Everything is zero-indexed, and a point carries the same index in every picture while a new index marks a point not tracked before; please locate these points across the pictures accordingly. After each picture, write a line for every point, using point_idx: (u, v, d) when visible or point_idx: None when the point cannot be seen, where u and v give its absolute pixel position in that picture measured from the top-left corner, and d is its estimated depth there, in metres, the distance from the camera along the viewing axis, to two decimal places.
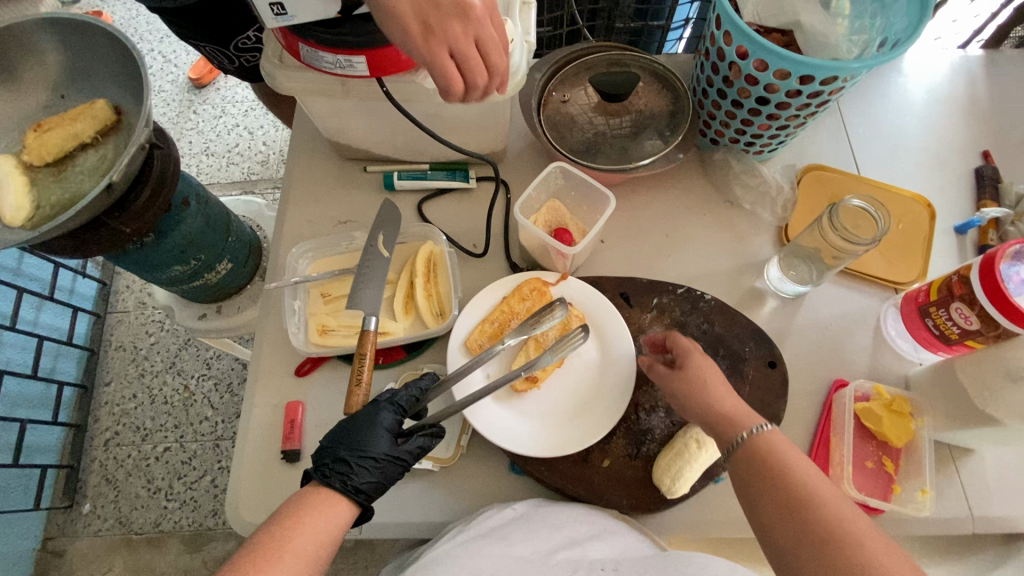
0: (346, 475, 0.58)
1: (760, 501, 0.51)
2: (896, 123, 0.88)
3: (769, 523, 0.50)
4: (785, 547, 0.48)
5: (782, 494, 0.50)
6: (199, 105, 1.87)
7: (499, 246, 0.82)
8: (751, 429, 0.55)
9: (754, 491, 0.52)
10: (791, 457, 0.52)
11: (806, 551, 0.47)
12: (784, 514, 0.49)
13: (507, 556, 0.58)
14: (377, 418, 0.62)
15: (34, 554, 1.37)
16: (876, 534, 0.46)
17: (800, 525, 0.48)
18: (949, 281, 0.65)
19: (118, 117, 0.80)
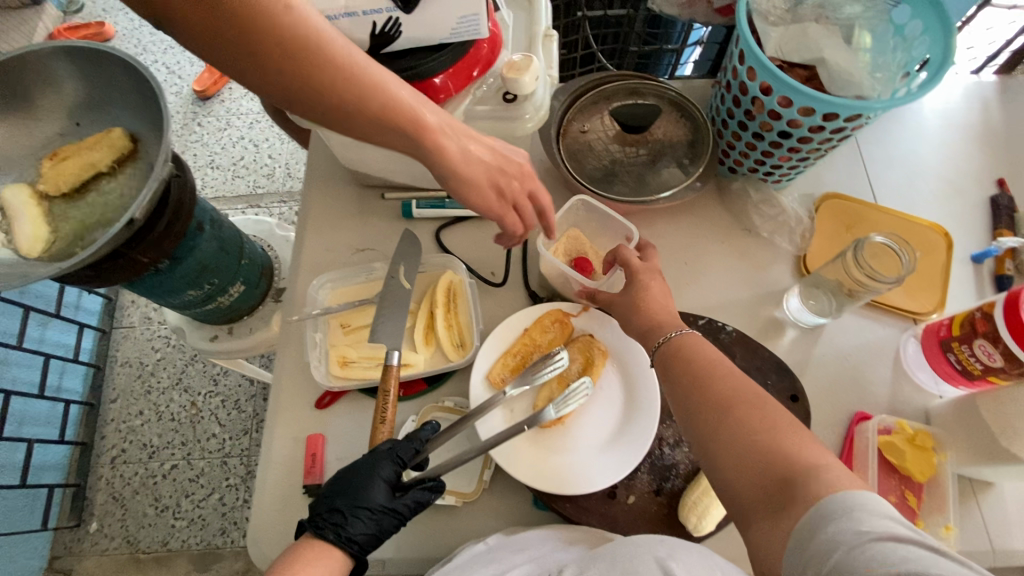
0: (340, 527, 0.58)
1: (675, 386, 0.58)
2: (911, 151, 0.89)
3: (680, 400, 0.58)
4: (693, 419, 0.55)
5: (692, 375, 0.57)
6: (204, 117, 1.86)
7: (517, 275, 0.82)
8: (670, 333, 0.62)
9: (671, 376, 0.59)
10: (704, 353, 0.59)
11: (708, 418, 0.54)
12: (694, 393, 0.56)
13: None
14: (376, 469, 0.61)
15: (40, 574, 1.35)
16: (758, 399, 0.53)
17: (706, 400, 0.55)
18: (971, 316, 0.65)
19: (134, 146, 0.80)
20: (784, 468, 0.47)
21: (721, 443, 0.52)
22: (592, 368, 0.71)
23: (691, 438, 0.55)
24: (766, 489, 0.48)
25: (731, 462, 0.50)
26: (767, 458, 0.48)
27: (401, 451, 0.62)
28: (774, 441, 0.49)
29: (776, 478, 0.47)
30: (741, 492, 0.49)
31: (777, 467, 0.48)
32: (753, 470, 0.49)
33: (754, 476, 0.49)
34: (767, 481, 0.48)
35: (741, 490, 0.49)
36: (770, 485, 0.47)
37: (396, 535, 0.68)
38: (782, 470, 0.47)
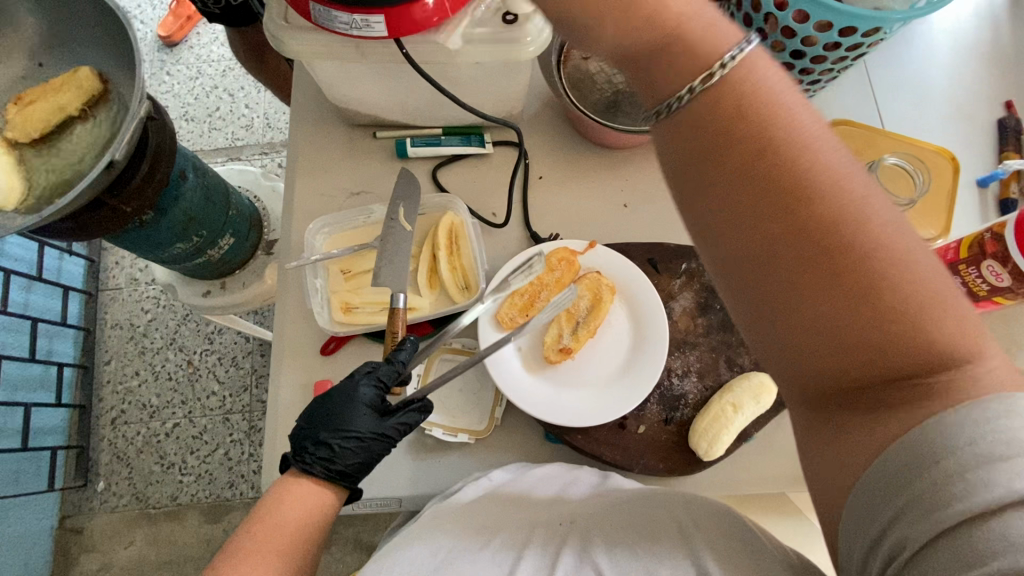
0: (326, 457, 0.58)
1: (709, 173, 0.37)
2: (919, 74, 0.86)
3: (731, 210, 0.36)
4: (739, 259, 0.36)
5: (751, 150, 0.34)
6: (172, 65, 1.74)
7: (519, 214, 0.80)
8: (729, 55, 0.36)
9: (700, 153, 0.37)
10: (771, 87, 0.36)
11: (790, 238, 0.33)
12: (754, 176, 0.34)
13: (469, 523, 0.57)
14: (357, 396, 0.60)
15: (52, 533, 1.37)
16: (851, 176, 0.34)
17: (786, 211, 0.33)
18: (979, 238, 0.65)
19: (104, 86, 0.74)
20: (900, 328, 0.32)
21: (799, 293, 0.34)
22: (600, 306, 0.71)
23: (738, 259, 0.36)
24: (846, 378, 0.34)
25: (797, 310, 0.34)
26: (871, 304, 0.32)
27: (382, 376, 0.61)
28: (903, 265, 0.32)
29: (867, 358, 0.33)
30: (818, 368, 0.35)
31: (871, 336, 0.32)
32: (832, 331, 0.33)
33: (831, 353, 0.34)
34: (860, 366, 0.33)
35: (788, 343, 0.35)
36: (869, 366, 0.33)
37: (410, 474, 0.69)
38: (879, 344, 0.33)
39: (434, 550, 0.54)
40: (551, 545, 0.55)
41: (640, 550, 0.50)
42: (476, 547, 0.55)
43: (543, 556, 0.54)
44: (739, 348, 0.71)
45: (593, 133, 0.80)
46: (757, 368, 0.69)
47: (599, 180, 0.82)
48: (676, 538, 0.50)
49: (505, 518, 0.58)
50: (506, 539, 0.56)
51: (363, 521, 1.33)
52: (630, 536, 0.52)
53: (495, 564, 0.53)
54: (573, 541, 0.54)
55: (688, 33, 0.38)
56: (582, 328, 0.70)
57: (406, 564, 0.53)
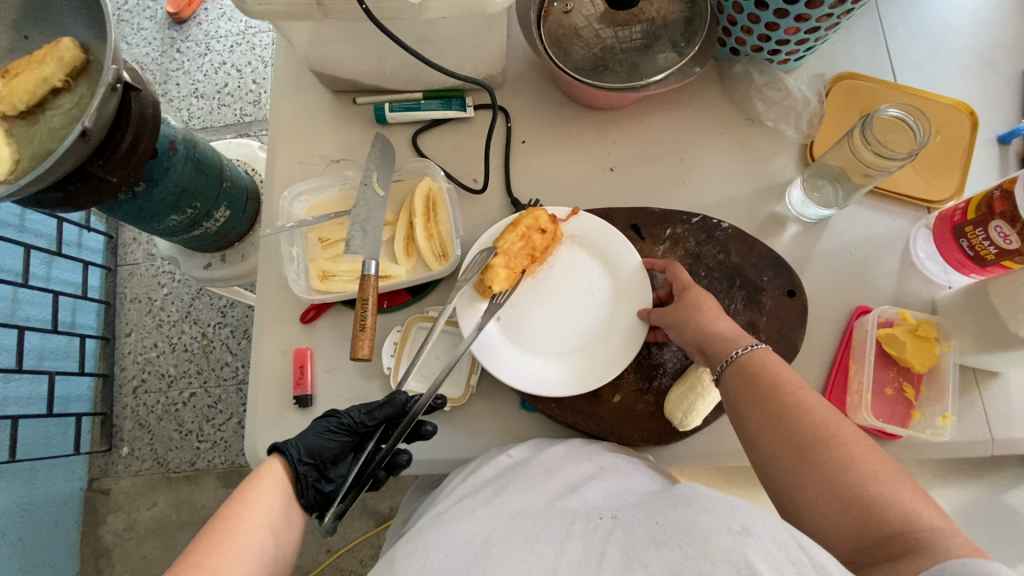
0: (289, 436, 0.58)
1: (748, 424, 0.50)
2: (939, 22, 0.79)
3: (760, 436, 0.49)
4: (768, 448, 0.48)
5: (786, 444, 0.47)
6: (183, 43, 1.65)
7: (500, 180, 0.78)
8: (738, 349, 0.54)
9: (744, 410, 0.51)
10: (779, 372, 0.51)
11: (788, 460, 0.46)
12: (778, 433, 0.48)
13: (500, 512, 0.49)
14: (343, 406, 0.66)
15: (81, 494, 1.41)
16: (842, 433, 0.46)
17: (799, 452, 0.46)
18: (988, 196, 0.60)
19: (86, 57, 0.73)
20: (877, 514, 0.41)
21: (803, 482, 0.45)
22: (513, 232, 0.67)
23: (761, 469, 0.49)
24: (852, 539, 0.42)
25: (800, 482, 0.45)
26: (860, 509, 0.42)
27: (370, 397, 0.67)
28: (897, 503, 0.41)
29: (865, 526, 0.42)
30: (821, 519, 0.44)
31: (857, 514, 0.42)
32: (829, 492, 0.44)
33: (835, 510, 0.43)
34: (859, 532, 0.42)
35: (803, 503, 0.45)
36: (868, 531, 0.41)
37: None
38: (866, 512, 0.42)
39: (470, 536, 0.47)
40: (593, 542, 0.44)
41: (691, 550, 0.40)
42: (517, 533, 0.46)
43: (587, 548, 0.43)
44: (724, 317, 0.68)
45: (578, 93, 0.76)
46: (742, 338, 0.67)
47: (584, 144, 0.78)
48: (727, 538, 0.40)
49: (537, 508, 0.49)
50: (544, 528, 0.46)
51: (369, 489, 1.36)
52: (679, 536, 0.41)
53: (536, 550, 0.43)
54: (617, 538, 0.44)
55: (735, 333, 0.56)
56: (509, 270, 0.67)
57: (439, 554, 0.45)
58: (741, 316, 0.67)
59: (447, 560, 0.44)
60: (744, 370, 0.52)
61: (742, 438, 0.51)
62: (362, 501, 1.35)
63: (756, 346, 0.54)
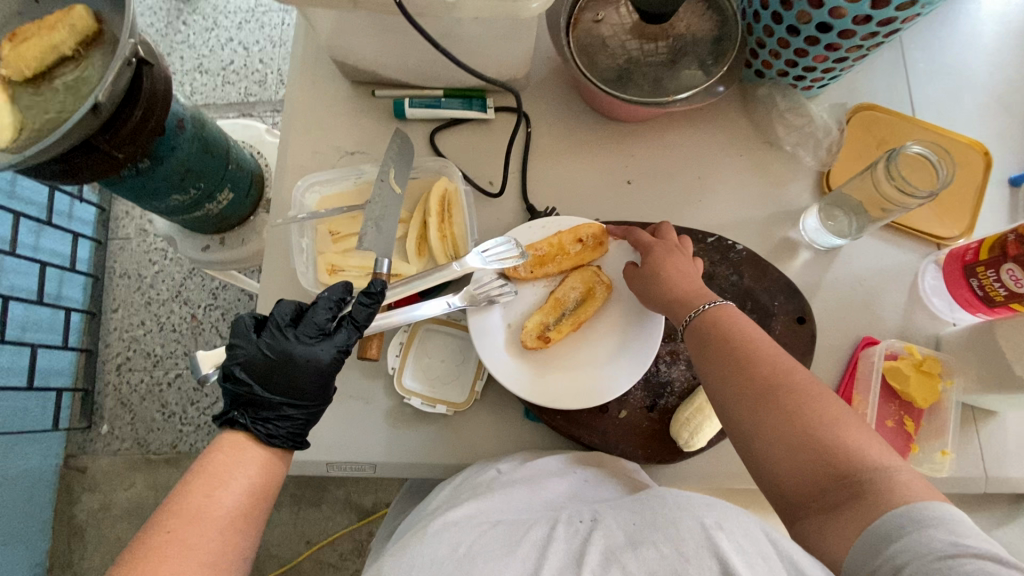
0: (291, 427, 0.57)
1: (710, 378, 0.53)
2: (960, 60, 0.80)
3: (720, 387, 0.52)
4: (730, 400, 0.51)
5: (745, 396, 0.50)
6: (189, 15, 1.61)
7: (516, 185, 0.77)
8: (702, 306, 0.57)
9: (706, 365, 0.54)
10: (739, 326, 0.54)
11: (749, 412, 0.49)
12: (735, 383, 0.51)
13: (481, 521, 0.50)
14: (314, 357, 0.57)
15: (57, 470, 1.37)
16: (795, 380, 0.49)
17: (757, 403, 0.49)
18: (1002, 239, 0.61)
19: (99, 26, 0.71)
20: (830, 459, 0.45)
21: (763, 431, 0.48)
22: (593, 300, 0.68)
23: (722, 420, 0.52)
24: (806, 480, 0.45)
25: (759, 430, 0.48)
26: (815, 455, 0.45)
27: (341, 339, 0.58)
28: (846, 444, 0.45)
29: (818, 466, 0.45)
30: (778, 464, 0.47)
31: (812, 458, 0.45)
32: (786, 439, 0.47)
33: (791, 454, 0.46)
34: (811, 472, 0.45)
35: (763, 449, 0.48)
36: (821, 474, 0.45)
37: (386, 441, 0.68)
38: (816, 452, 0.45)
39: (454, 545, 0.47)
40: (574, 547, 0.46)
41: (666, 549, 0.42)
42: (499, 542, 0.47)
43: (568, 550, 0.45)
44: None
45: (602, 103, 0.76)
46: None
47: (603, 155, 0.78)
48: (699, 535, 0.42)
49: (518, 517, 0.50)
50: (527, 535, 0.47)
51: (354, 482, 1.35)
52: (656, 536, 0.43)
53: (519, 556, 0.45)
54: (598, 536, 0.46)
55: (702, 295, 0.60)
56: (566, 318, 0.66)
57: (428, 560, 0.46)
58: None
59: (433, 569, 0.45)
60: (708, 329, 0.55)
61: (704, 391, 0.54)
62: (346, 493, 1.34)
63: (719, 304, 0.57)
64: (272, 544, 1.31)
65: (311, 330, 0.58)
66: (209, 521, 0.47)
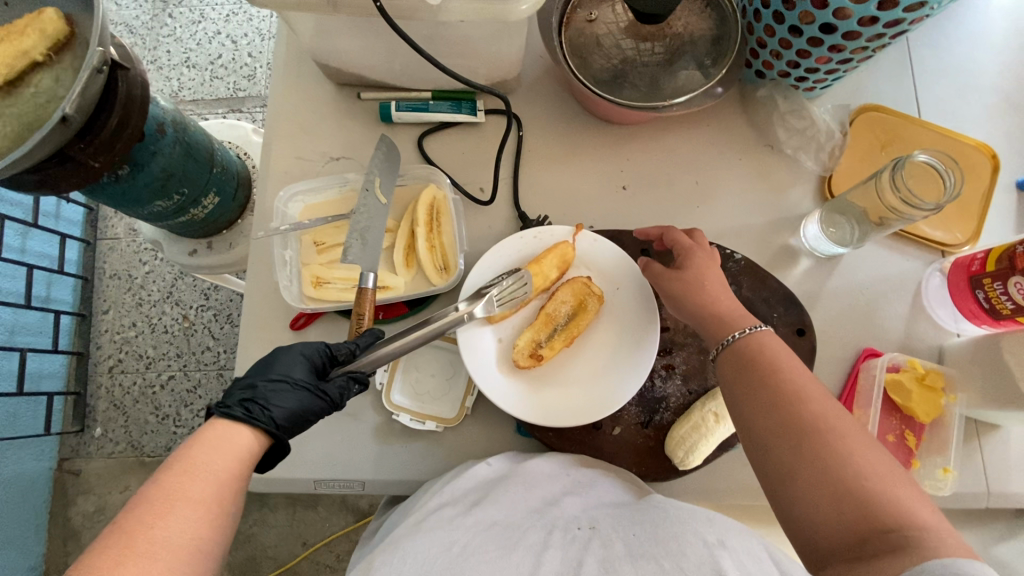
0: (249, 395, 0.50)
1: (742, 408, 0.49)
2: (967, 57, 0.77)
3: (752, 418, 0.48)
4: (764, 432, 0.47)
5: (782, 430, 0.46)
6: (175, 8, 1.57)
7: (508, 192, 0.74)
8: (742, 331, 0.53)
9: (742, 395, 0.50)
10: (779, 357, 0.50)
11: (784, 448, 0.45)
12: (772, 415, 0.47)
13: (476, 521, 0.49)
14: (292, 351, 0.56)
15: (51, 473, 1.36)
16: (841, 424, 0.45)
17: (794, 438, 0.45)
18: (1010, 250, 0.58)
19: (71, 29, 0.68)
20: (870, 510, 0.40)
21: (797, 468, 0.44)
22: (586, 313, 0.66)
23: (752, 452, 0.48)
24: (840, 528, 0.41)
25: (793, 467, 0.44)
26: (855, 502, 0.41)
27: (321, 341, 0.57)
28: (891, 499, 0.40)
29: (857, 517, 0.40)
30: (811, 506, 0.42)
31: (851, 507, 0.41)
32: (822, 482, 0.42)
33: (826, 498, 0.42)
34: (849, 521, 0.41)
35: (796, 488, 0.43)
36: (859, 525, 0.40)
37: (375, 458, 0.66)
38: (857, 500, 0.41)
39: (448, 544, 0.46)
40: (571, 554, 0.45)
41: (666, 562, 0.42)
42: (495, 543, 0.46)
43: (565, 559, 0.44)
44: None
45: (596, 106, 0.73)
46: None
47: (598, 159, 0.75)
48: (701, 550, 0.43)
49: (515, 518, 0.49)
50: (523, 538, 0.46)
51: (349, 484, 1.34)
52: (655, 549, 0.44)
53: (515, 560, 0.44)
54: (596, 548, 0.45)
55: (733, 313, 0.56)
56: (558, 335, 0.65)
57: (415, 560, 0.44)
58: None
59: (423, 567, 0.44)
60: (747, 357, 0.51)
61: (733, 419, 0.50)
62: (342, 496, 1.33)
63: (760, 330, 0.53)
64: (267, 547, 1.30)
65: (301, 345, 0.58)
66: (195, 504, 0.41)
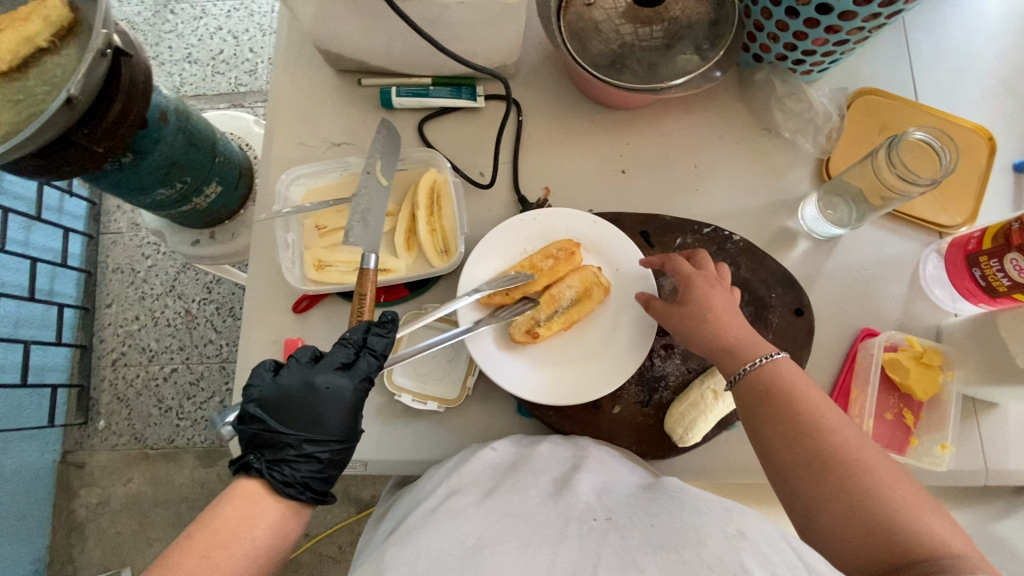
0: (311, 474, 0.52)
1: (767, 439, 0.50)
2: (964, 41, 0.77)
3: (777, 451, 0.49)
4: (789, 464, 0.47)
5: (808, 464, 0.46)
6: (177, 4, 1.58)
7: (508, 176, 0.75)
8: (760, 359, 0.53)
9: (765, 427, 0.50)
10: (800, 386, 0.50)
11: (810, 482, 0.46)
12: (796, 448, 0.47)
13: (490, 512, 0.48)
14: (340, 392, 0.53)
15: (54, 466, 1.37)
16: (867, 455, 0.45)
17: (820, 472, 0.45)
18: (1007, 227, 0.59)
19: (75, 16, 0.69)
20: (901, 542, 0.41)
21: (824, 503, 0.45)
22: (587, 301, 0.66)
23: (777, 484, 0.48)
24: (871, 560, 0.42)
25: (821, 501, 0.45)
26: (885, 535, 0.42)
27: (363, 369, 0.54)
28: (921, 529, 0.41)
29: (888, 550, 0.41)
30: (841, 540, 0.43)
31: (882, 540, 0.42)
32: (851, 515, 0.43)
33: (856, 532, 0.43)
34: (879, 555, 0.42)
35: (824, 522, 0.44)
36: (891, 559, 0.41)
37: (377, 438, 0.67)
38: (887, 533, 0.42)
39: (461, 537, 0.45)
40: (587, 544, 0.44)
41: (686, 554, 0.41)
42: (510, 534, 0.45)
43: (582, 550, 0.43)
44: None
45: (594, 91, 0.74)
46: None
47: (597, 143, 0.76)
48: (723, 543, 0.41)
49: (527, 508, 0.48)
50: (538, 529, 0.45)
51: (351, 475, 1.35)
52: (675, 540, 0.42)
53: (531, 554, 0.43)
54: (612, 540, 0.44)
55: (742, 343, 0.55)
56: (559, 315, 0.65)
57: (429, 556, 0.44)
58: None
59: (436, 560, 0.43)
60: (770, 386, 0.51)
61: (757, 449, 0.51)
62: (344, 487, 1.34)
63: (777, 358, 0.53)
64: None
65: (334, 361, 0.54)
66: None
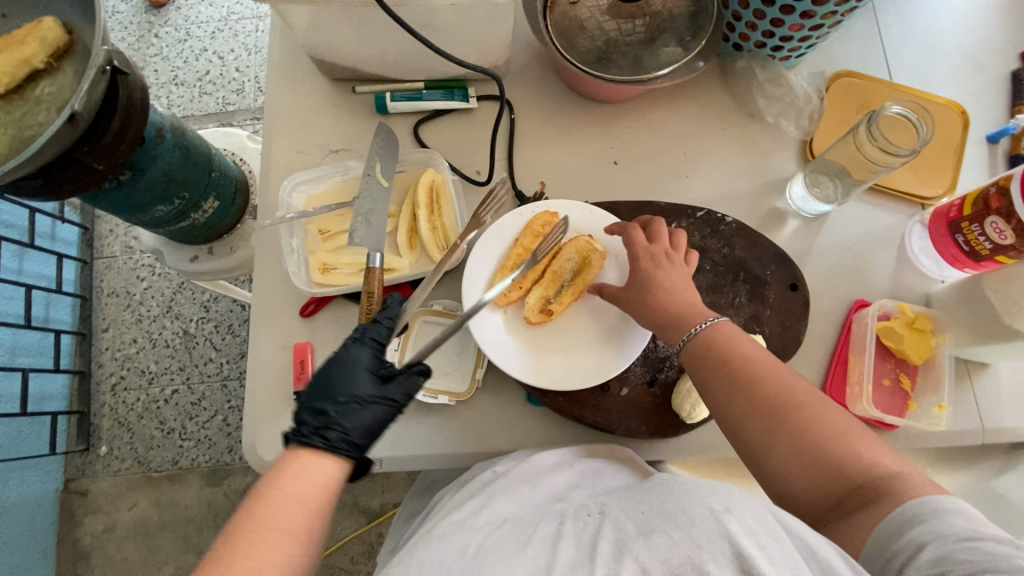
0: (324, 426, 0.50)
1: (714, 396, 0.53)
2: (931, 22, 0.81)
3: (724, 406, 0.52)
4: (737, 416, 0.51)
5: (754, 413, 0.50)
6: (161, 28, 1.59)
7: (504, 172, 0.77)
8: (701, 324, 0.56)
9: (710, 386, 0.53)
10: (737, 342, 0.54)
11: (757, 429, 0.50)
12: (743, 401, 0.51)
13: (488, 522, 0.50)
14: (353, 358, 0.53)
15: (57, 495, 1.35)
16: (804, 395, 0.50)
17: (765, 418, 0.50)
18: (986, 193, 0.62)
19: (70, 37, 0.70)
20: (842, 467, 0.46)
21: (773, 446, 0.49)
22: (589, 269, 0.68)
23: (729, 435, 0.52)
24: (821, 487, 0.47)
25: (769, 443, 0.49)
26: (830, 465, 0.46)
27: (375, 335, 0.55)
28: (857, 453, 0.46)
29: (835, 476, 0.46)
30: (792, 476, 0.48)
31: (827, 468, 0.46)
32: (797, 452, 0.48)
33: (804, 467, 0.47)
34: (826, 484, 0.46)
35: (774, 463, 0.49)
36: (838, 485, 0.46)
37: (391, 435, 0.68)
38: (832, 464, 0.46)
39: (463, 546, 0.47)
40: (583, 540, 0.45)
41: (677, 535, 0.41)
42: (509, 540, 0.47)
43: (579, 547, 0.45)
44: (728, 309, 0.68)
45: (583, 86, 0.76)
46: (746, 330, 0.67)
47: (588, 137, 0.78)
48: (710, 518, 0.41)
49: (525, 515, 0.51)
50: (535, 532, 0.47)
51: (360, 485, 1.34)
52: (665, 523, 0.43)
53: (530, 555, 0.45)
54: (607, 530, 0.45)
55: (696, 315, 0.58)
56: (566, 289, 0.68)
57: (434, 567, 0.46)
58: (745, 309, 0.68)
59: (440, 571, 0.45)
60: (714, 347, 0.54)
61: (708, 407, 0.54)
62: (354, 497, 1.33)
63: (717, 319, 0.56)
64: None
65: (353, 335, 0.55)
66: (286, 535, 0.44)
